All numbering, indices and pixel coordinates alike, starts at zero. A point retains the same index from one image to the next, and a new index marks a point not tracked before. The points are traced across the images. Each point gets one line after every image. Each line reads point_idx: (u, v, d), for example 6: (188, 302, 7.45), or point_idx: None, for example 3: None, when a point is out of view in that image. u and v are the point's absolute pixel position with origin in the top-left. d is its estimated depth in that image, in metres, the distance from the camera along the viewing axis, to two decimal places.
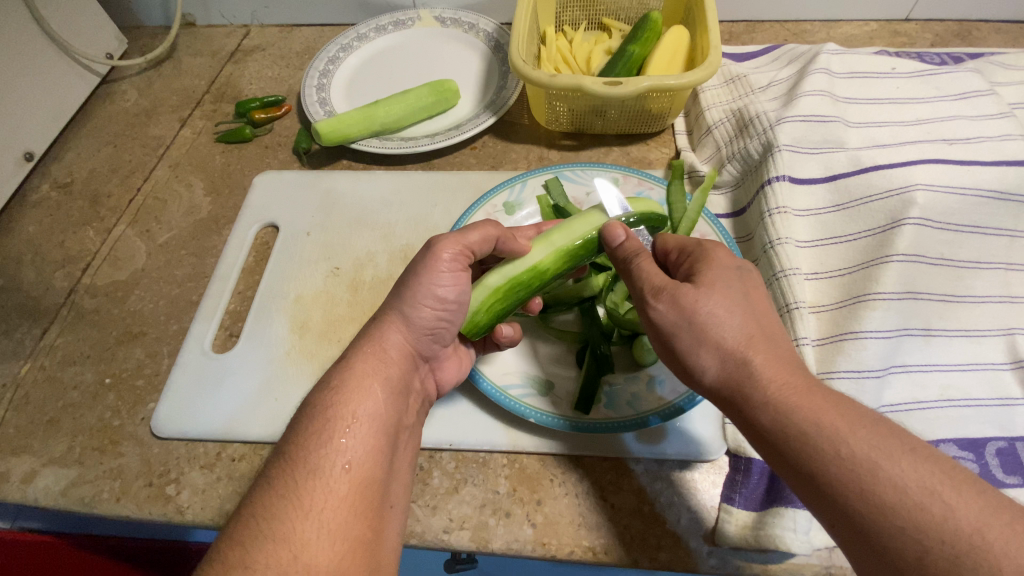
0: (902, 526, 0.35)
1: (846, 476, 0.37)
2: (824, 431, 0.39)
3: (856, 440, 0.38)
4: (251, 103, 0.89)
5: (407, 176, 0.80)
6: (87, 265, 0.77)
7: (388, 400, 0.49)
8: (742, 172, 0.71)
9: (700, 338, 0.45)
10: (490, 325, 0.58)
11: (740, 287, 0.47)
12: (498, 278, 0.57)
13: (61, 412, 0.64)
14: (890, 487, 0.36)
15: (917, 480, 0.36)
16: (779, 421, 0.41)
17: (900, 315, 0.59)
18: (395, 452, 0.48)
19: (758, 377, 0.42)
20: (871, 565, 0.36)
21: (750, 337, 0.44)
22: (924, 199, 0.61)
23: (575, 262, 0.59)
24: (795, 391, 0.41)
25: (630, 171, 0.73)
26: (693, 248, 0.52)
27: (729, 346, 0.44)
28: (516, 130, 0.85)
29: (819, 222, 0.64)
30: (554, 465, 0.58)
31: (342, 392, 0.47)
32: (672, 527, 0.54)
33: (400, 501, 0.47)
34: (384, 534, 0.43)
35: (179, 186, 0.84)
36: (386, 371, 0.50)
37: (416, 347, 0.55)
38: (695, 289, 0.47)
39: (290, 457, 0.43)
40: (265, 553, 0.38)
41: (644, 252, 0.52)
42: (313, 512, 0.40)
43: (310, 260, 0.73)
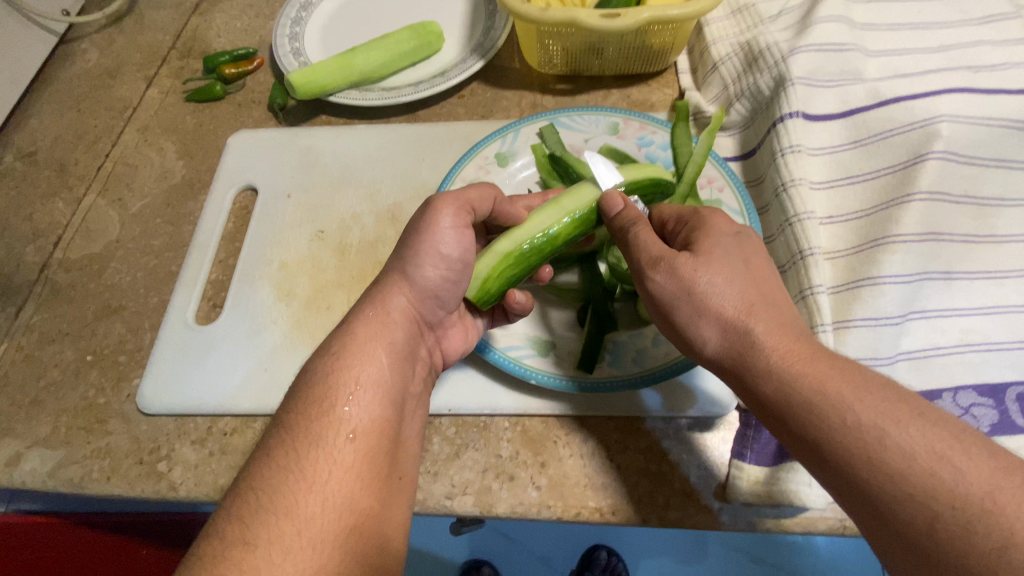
0: (910, 493, 0.33)
1: (852, 444, 0.35)
2: (828, 398, 0.37)
3: (862, 406, 0.36)
4: (220, 57, 0.82)
5: (391, 130, 0.74)
6: (59, 239, 0.73)
7: (393, 369, 0.46)
8: (752, 110, 0.66)
9: (699, 309, 0.43)
10: (500, 294, 0.53)
11: (739, 256, 0.45)
12: (510, 243, 0.52)
13: (43, 392, 0.62)
14: (898, 454, 0.34)
15: (926, 445, 0.34)
16: (781, 391, 0.38)
17: (921, 258, 0.55)
18: (403, 422, 0.46)
19: (759, 345, 0.40)
20: (880, 536, 0.34)
21: (748, 305, 0.42)
22: (949, 132, 0.57)
23: (591, 226, 0.54)
24: (796, 358, 0.39)
25: (631, 114, 0.68)
26: (689, 216, 0.49)
27: (730, 316, 0.42)
28: (506, 75, 0.79)
29: (835, 162, 0.60)
30: (559, 427, 0.56)
31: (344, 358, 0.45)
32: (682, 485, 0.52)
33: (410, 473, 0.46)
34: (393, 508, 0.42)
35: (150, 151, 0.79)
36: (391, 337, 0.48)
37: (421, 311, 0.52)
38: (693, 258, 0.44)
39: (290, 427, 0.41)
40: (268, 526, 0.36)
41: (642, 220, 0.49)
42: (316, 484, 0.38)
43: (293, 223, 0.69)
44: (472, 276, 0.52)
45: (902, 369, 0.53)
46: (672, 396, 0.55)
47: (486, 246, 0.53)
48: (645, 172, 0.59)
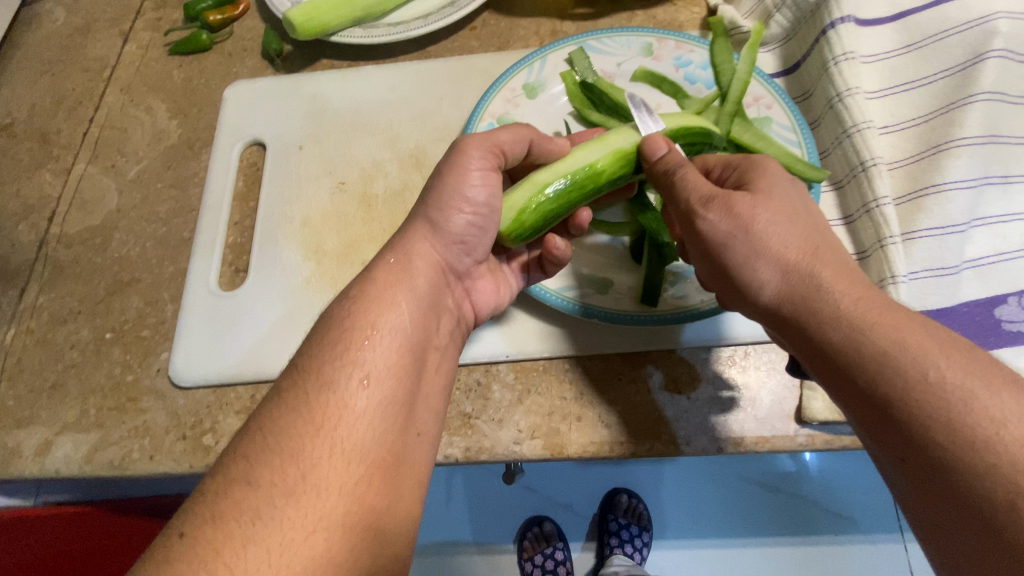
0: (994, 463, 0.30)
1: (930, 403, 0.32)
2: (910, 352, 0.34)
3: (948, 365, 0.33)
4: (199, 3, 0.73)
5: (402, 69, 0.69)
6: (52, 214, 0.67)
7: (412, 315, 0.43)
8: (795, 20, 0.61)
9: (758, 250, 0.40)
10: (535, 230, 0.49)
11: (797, 199, 0.43)
12: (550, 174, 0.48)
13: (65, 374, 0.58)
14: (984, 420, 0.31)
15: (1019, 415, 0.31)
16: (852, 340, 0.35)
17: (983, 162, 0.53)
18: (423, 375, 0.43)
19: (829, 291, 0.37)
20: (936, 499, 0.32)
21: (814, 251, 0.40)
22: (1009, 27, 0.53)
23: (635, 169, 0.50)
24: (874, 310, 0.36)
25: (665, 33, 0.63)
26: (738, 159, 0.47)
27: (791, 258, 0.40)
28: (520, 1, 0.73)
29: (888, 68, 0.57)
30: (622, 363, 0.53)
31: (363, 302, 0.42)
32: (755, 410, 0.51)
33: (429, 429, 0.43)
34: (408, 465, 0.39)
35: (138, 112, 0.72)
36: (411, 282, 0.45)
37: (446, 258, 0.49)
38: (751, 196, 0.42)
39: (303, 370, 0.39)
40: (273, 466, 0.35)
41: (689, 164, 0.46)
42: (323, 432, 0.36)
43: (309, 176, 0.64)
44: (507, 207, 0.48)
45: (968, 278, 0.52)
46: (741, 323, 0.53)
47: (524, 177, 0.49)
48: (691, 120, 0.54)
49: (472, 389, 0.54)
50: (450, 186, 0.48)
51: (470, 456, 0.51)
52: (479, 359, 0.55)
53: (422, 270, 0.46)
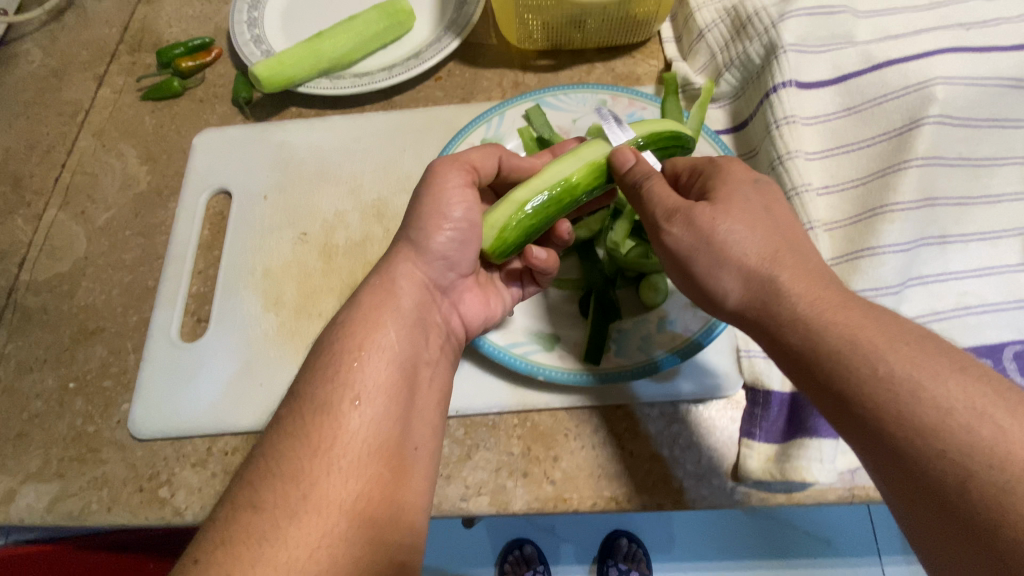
0: (942, 449, 0.31)
1: (881, 396, 0.33)
2: (860, 349, 0.35)
3: (896, 358, 0.34)
4: (174, 49, 0.76)
5: (367, 119, 0.70)
6: (22, 260, 0.68)
7: (403, 334, 0.45)
8: (742, 80, 0.64)
9: (719, 259, 0.40)
10: (518, 245, 0.50)
11: (760, 202, 0.43)
12: (527, 191, 0.49)
13: (28, 424, 0.59)
14: (933, 409, 0.32)
15: (964, 400, 0.32)
16: (810, 342, 0.36)
17: (917, 225, 0.55)
18: (418, 390, 0.44)
19: (786, 294, 0.38)
20: (910, 499, 0.32)
21: (772, 250, 0.40)
22: (944, 93, 0.55)
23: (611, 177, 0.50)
24: (830, 309, 0.37)
25: (619, 89, 0.65)
26: (704, 166, 0.46)
27: (752, 263, 0.39)
28: (484, 52, 0.75)
29: (829, 130, 0.59)
30: (568, 419, 0.55)
31: (350, 326, 0.44)
32: (693, 467, 0.52)
33: (429, 441, 0.43)
34: (408, 478, 0.40)
35: (109, 157, 0.74)
36: (396, 306, 0.46)
37: (430, 276, 0.50)
38: (712, 206, 0.42)
39: (299, 396, 0.41)
40: (275, 489, 0.36)
41: (657, 174, 0.46)
42: (320, 452, 0.37)
43: (272, 226, 0.66)
44: (488, 226, 0.49)
45: None
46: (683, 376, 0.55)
47: (503, 196, 0.50)
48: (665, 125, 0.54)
49: None
50: (402, 250, 0.50)
51: None
52: None
53: (407, 290, 0.48)
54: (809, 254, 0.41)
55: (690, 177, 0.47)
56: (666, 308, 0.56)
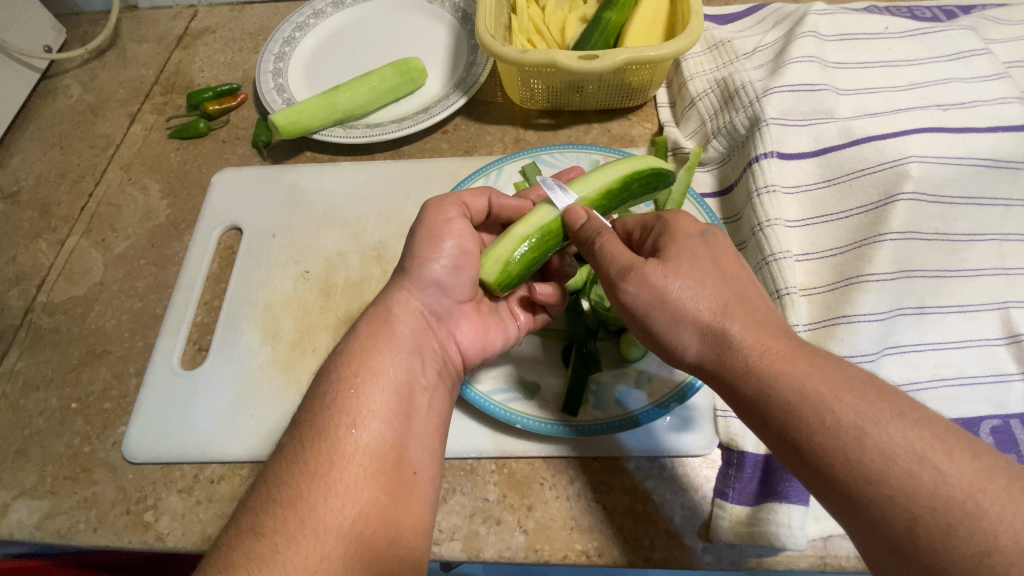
0: (890, 495, 0.32)
1: (831, 447, 0.34)
2: (809, 401, 0.35)
3: (843, 407, 0.34)
4: (203, 94, 0.83)
5: (376, 167, 0.75)
6: (42, 281, 0.73)
7: (401, 362, 0.47)
8: (729, 147, 0.68)
9: (675, 317, 0.42)
10: (522, 277, 0.53)
11: (708, 255, 0.44)
12: (527, 227, 0.53)
13: (28, 441, 0.62)
14: (878, 455, 0.33)
15: (906, 445, 0.32)
16: (764, 393, 0.37)
17: (894, 295, 0.56)
18: (414, 414, 0.45)
19: (738, 347, 0.39)
20: (872, 546, 0.33)
21: (719, 302, 0.41)
22: (919, 171, 0.58)
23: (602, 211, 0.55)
24: (779, 358, 0.37)
25: (611, 151, 0.70)
26: (653, 222, 0.49)
27: (704, 318, 0.41)
28: (490, 109, 0.80)
29: (810, 199, 0.62)
30: (545, 469, 0.56)
31: (348, 353, 0.46)
32: (666, 525, 0.53)
33: (429, 466, 0.44)
34: (406, 502, 0.41)
35: (133, 190, 0.79)
36: (394, 336, 0.48)
37: (424, 302, 0.52)
38: (662, 264, 0.43)
39: (299, 426, 0.43)
40: (275, 515, 0.37)
41: (607, 231, 0.49)
42: (318, 477, 0.39)
43: (278, 263, 0.70)
44: (492, 259, 0.52)
45: None
46: (654, 437, 0.56)
47: (504, 232, 0.54)
48: (645, 162, 0.58)
49: None
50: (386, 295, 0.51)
51: None
52: None
53: (402, 317, 0.50)
54: (755, 299, 0.41)
55: (642, 234, 0.50)
56: (644, 363, 0.58)
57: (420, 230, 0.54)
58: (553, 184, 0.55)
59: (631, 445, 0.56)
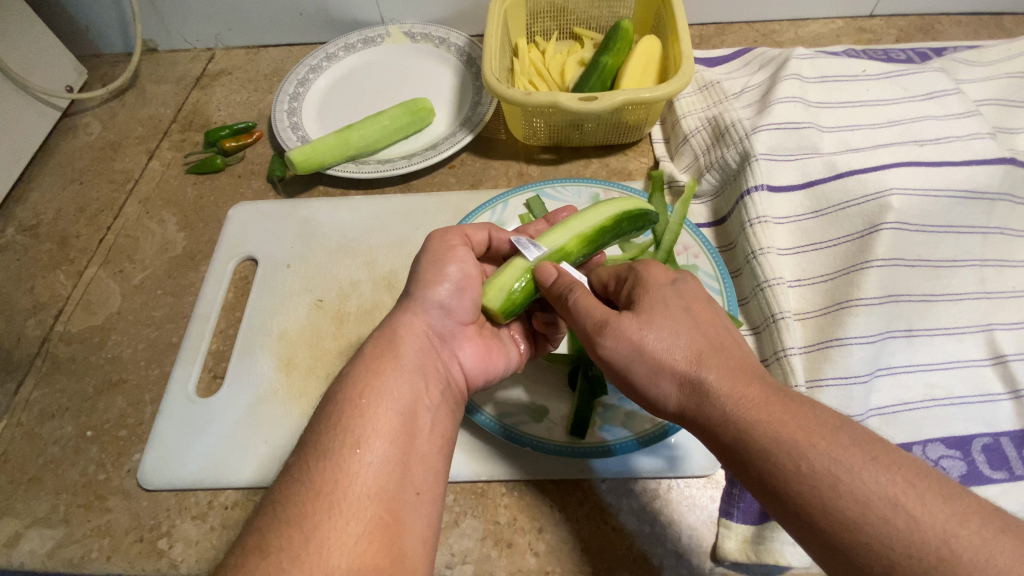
0: (868, 542, 0.33)
1: (809, 493, 0.35)
2: (785, 448, 0.37)
3: (817, 454, 0.36)
4: (220, 131, 0.87)
5: (387, 200, 0.79)
6: (59, 312, 0.75)
7: (405, 383, 0.48)
8: (721, 181, 0.72)
9: (654, 369, 0.44)
10: (523, 306, 0.55)
11: (680, 304, 0.47)
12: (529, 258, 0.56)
13: (43, 469, 0.62)
14: (853, 501, 0.34)
15: (880, 491, 0.33)
16: (741, 440, 0.39)
17: (883, 319, 0.59)
18: (418, 433, 0.46)
19: (716, 395, 0.41)
20: None
21: (692, 351, 0.43)
22: (900, 203, 0.62)
23: (596, 245, 0.59)
24: (754, 406, 0.39)
25: (610, 185, 0.74)
26: (626, 274, 0.52)
27: (681, 369, 0.43)
28: (494, 145, 0.85)
29: (799, 229, 0.66)
30: (553, 491, 0.58)
31: (355, 374, 0.47)
32: (674, 546, 0.54)
33: (433, 485, 0.44)
34: (409, 522, 0.40)
35: (151, 223, 0.82)
36: (398, 357, 0.50)
37: (429, 323, 0.54)
38: (636, 318, 0.46)
39: (306, 444, 0.43)
40: (281, 533, 0.37)
41: (579, 284, 0.51)
42: (323, 495, 0.39)
43: (292, 292, 0.72)
44: (497, 288, 0.55)
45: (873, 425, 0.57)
46: (655, 460, 0.58)
47: (507, 261, 0.57)
48: (632, 202, 0.63)
49: None
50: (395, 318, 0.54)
51: None
52: None
53: (407, 338, 0.51)
54: (728, 347, 0.44)
55: (616, 284, 0.53)
56: None
57: (428, 255, 0.58)
58: (528, 240, 0.58)
59: (634, 469, 0.58)
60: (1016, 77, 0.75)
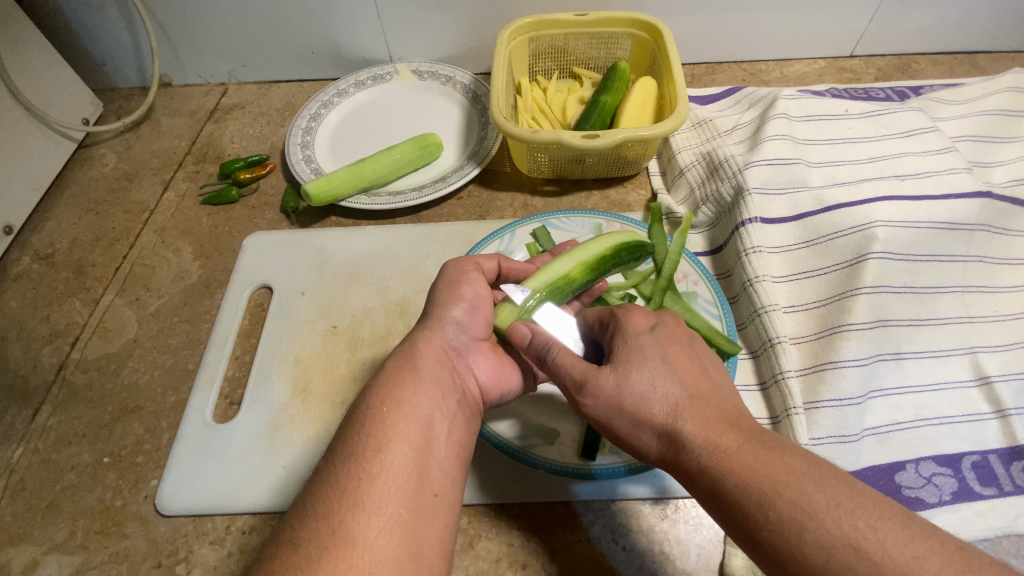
0: None
1: (777, 542, 0.36)
2: (752, 496, 0.37)
3: (783, 502, 0.36)
4: (235, 164, 0.91)
5: (397, 230, 0.82)
6: (76, 339, 0.76)
7: (424, 390, 0.50)
8: (717, 213, 0.76)
9: (634, 422, 0.46)
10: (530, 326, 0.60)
11: (658, 351, 0.49)
12: (535, 285, 0.61)
13: (60, 495, 0.63)
14: (818, 549, 0.34)
15: (843, 537, 0.34)
16: (715, 491, 0.40)
17: (873, 343, 0.63)
18: (436, 438, 0.47)
19: (691, 445, 0.42)
20: None
21: (665, 400, 0.45)
22: (885, 234, 0.66)
23: (598, 273, 0.64)
24: (725, 455, 0.40)
25: (612, 216, 0.78)
26: (608, 320, 0.54)
27: (658, 421, 0.44)
28: (499, 178, 0.89)
29: (792, 258, 0.70)
30: (565, 512, 0.59)
31: (380, 382, 0.50)
32: (682, 564, 0.56)
33: (451, 488, 0.45)
34: (425, 524, 0.42)
35: (167, 252, 0.84)
36: (416, 367, 0.52)
37: (446, 336, 0.56)
38: (613, 372, 0.48)
39: (334, 447, 0.46)
40: (309, 528, 0.40)
41: (554, 341, 0.53)
42: (346, 493, 0.41)
43: (307, 320, 0.74)
44: (506, 311, 0.59)
45: (869, 445, 0.60)
46: (652, 483, 0.60)
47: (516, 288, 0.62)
48: (630, 236, 0.69)
49: None
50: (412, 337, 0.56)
51: None
52: None
53: (426, 349, 0.54)
54: (704, 391, 0.45)
55: (600, 329, 0.55)
56: None
57: (439, 282, 0.60)
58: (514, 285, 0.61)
59: (633, 491, 0.59)
60: (989, 115, 0.80)
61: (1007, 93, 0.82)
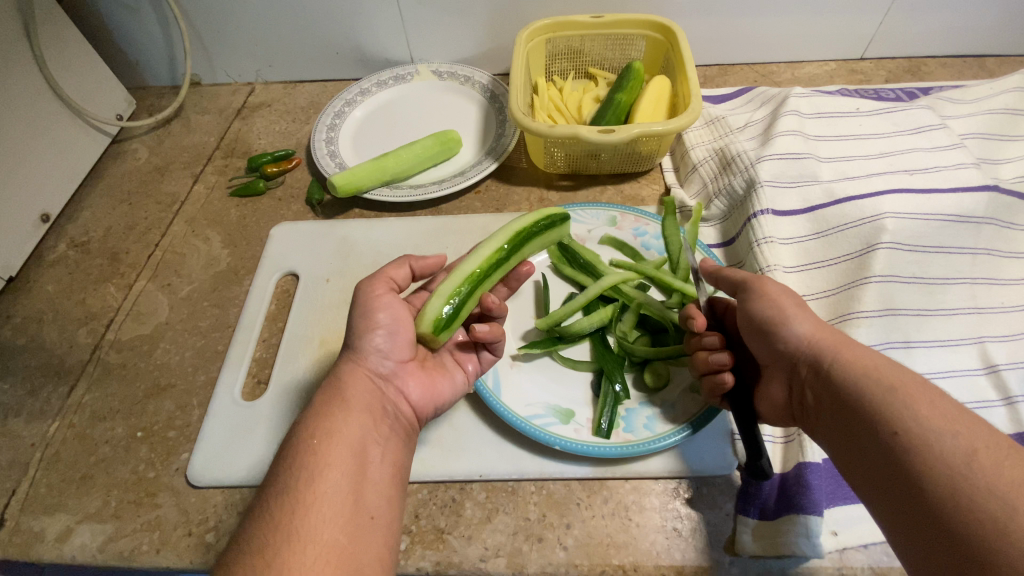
0: (922, 439, 0.39)
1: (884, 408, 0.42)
2: (870, 377, 0.45)
3: (898, 387, 0.43)
4: (262, 158, 0.94)
5: (418, 222, 0.85)
6: (110, 321, 0.80)
7: (356, 420, 0.52)
8: (729, 206, 0.78)
9: (781, 319, 0.53)
10: (452, 325, 0.60)
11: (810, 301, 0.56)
12: (447, 287, 0.61)
13: (95, 467, 0.66)
14: (913, 416, 0.41)
15: (943, 418, 0.40)
16: (841, 370, 0.47)
17: (882, 330, 0.65)
18: (370, 467, 0.50)
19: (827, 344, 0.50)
20: (894, 483, 0.40)
21: (817, 321, 0.52)
22: (893, 225, 0.68)
23: (496, 262, 0.65)
24: (853, 354, 0.48)
25: (626, 209, 0.81)
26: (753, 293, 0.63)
27: (806, 320, 0.52)
28: (516, 173, 0.92)
29: (803, 249, 0.72)
30: (581, 489, 0.61)
31: (309, 416, 0.52)
32: (695, 540, 0.57)
33: (386, 509, 0.49)
34: (363, 546, 0.45)
35: (197, 241, 0.88)
36: (348, 398, 0.53)
37: (370, 366, 0.57)
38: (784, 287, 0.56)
39: (271, 480, 0.48)
40: (244, 563, 0.42)
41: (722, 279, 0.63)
42: (281, 526, 0.44)
43: (332, 305, 0.77)
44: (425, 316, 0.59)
45: None
46: (648, 466, 0.62)
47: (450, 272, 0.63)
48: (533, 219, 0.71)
49: (447, 505, 0.61)
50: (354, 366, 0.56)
51: (440, 569, 0.57)
52: (454, 476, 0.62)
53: (353, 381, 0.55)
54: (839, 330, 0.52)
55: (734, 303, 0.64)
56: (667, 392, 0.65)
57: (357, 308, 0.59)
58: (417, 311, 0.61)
59: (640, 470, 0.61)
60: (996, 113, 0.82)
61: (1014, 92, 0.83)
